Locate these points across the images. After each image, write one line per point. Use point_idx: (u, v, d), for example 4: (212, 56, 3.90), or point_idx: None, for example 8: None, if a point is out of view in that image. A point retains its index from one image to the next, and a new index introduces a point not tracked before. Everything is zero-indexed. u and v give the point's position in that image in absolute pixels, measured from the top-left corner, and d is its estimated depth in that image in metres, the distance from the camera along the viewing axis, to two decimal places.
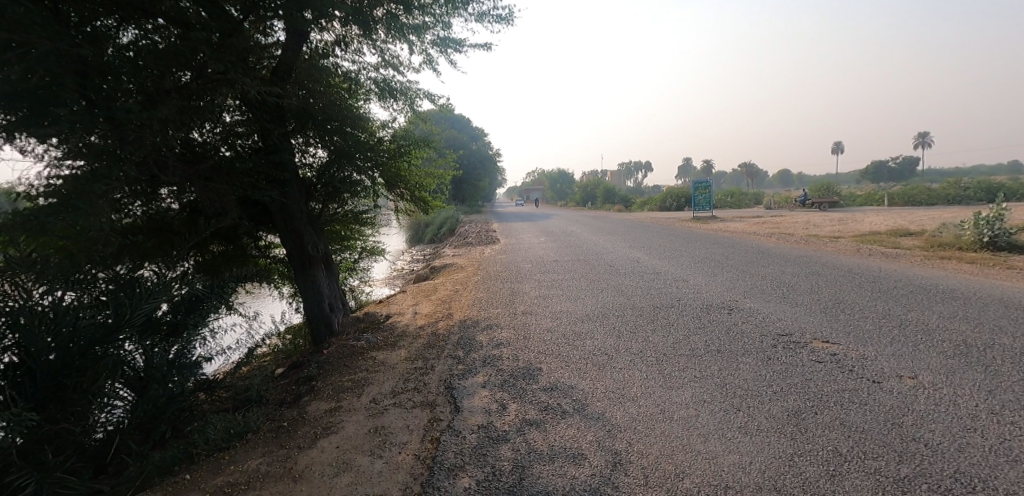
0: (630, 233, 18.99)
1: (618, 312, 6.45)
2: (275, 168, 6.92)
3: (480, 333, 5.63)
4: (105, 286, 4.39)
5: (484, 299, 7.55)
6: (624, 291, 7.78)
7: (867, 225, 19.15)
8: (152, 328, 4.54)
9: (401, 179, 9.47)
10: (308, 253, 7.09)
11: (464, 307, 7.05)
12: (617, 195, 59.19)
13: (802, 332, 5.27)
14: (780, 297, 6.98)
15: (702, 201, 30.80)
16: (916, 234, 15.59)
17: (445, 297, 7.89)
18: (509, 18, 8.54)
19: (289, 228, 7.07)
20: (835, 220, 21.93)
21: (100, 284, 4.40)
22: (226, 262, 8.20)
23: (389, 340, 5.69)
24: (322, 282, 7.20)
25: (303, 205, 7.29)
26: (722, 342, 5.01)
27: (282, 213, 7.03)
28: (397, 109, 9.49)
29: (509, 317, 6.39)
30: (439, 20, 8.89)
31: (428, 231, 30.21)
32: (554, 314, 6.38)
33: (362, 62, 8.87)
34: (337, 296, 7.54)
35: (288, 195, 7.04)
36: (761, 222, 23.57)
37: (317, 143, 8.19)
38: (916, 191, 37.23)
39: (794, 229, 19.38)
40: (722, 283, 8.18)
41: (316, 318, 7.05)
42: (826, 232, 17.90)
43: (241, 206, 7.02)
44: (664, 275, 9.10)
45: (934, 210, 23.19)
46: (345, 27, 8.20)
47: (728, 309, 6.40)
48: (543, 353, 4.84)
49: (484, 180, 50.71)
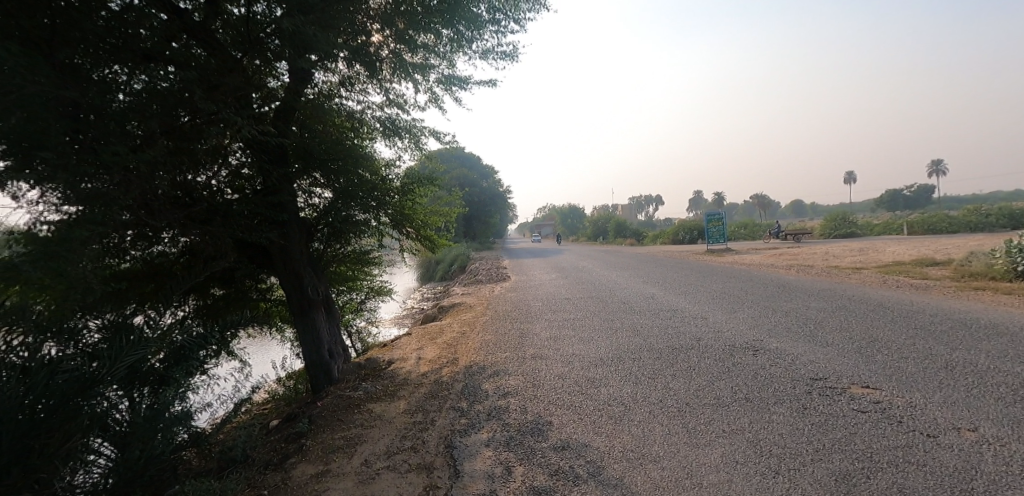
0: (643, 267, 18.55)
1: (635, 354, 6.03)
2: (276, 210, 6.77)
3: (486, 381, 5.23)
4: (94, 336, 4.13)
5: (492, 342, 7.17)
6: (640, 331, 7.36)
7: (890, 255, 18.51)
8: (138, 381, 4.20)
9: (406, 217, 9.24)
10: (308, 297, 6.80)
11: (470, 351, 6.68)
12: (629, 229, 58.93)
13: (838, 377, 4.81)
14: (809, 336, 6.51)
15: (716, 233, 30.36)
16: (943, 263, 15.00)
17: (452, 340, 7.53)
18: (515, 55, 8.49)
19: (288, 270, 6.82)
20: (855, 250, 21.32)
21: (91, 335, 4.10)
22: (225, 307, 7.93)
23: (389, 389, 5.32)
24: (321, 327, 6.88)
25: (303, 246, 7.06)
26: (751, 389, 4.57)
27: (282, 256, 6.80)
28: (403, 148, 9.39)
29: (517, 361, 5.99)
30: (444, 59, 8.86)
31: (439, 268, 30.00)
32: (565, 358, 5.98)
33: (368, 102, 8.81)
34: (337, 342, 7.20)
35: (288, 236, 6.83)
36: (778, 253, 23.00)
37: (322, 183, 8.04)
38: (936, 219, 36.42)
39: (813, 261, 18.81)
40: (744, 320, 7.72)
41: (315, 366, 6.68)
42: (847, 263, 17.33)
43: (239, 249, 6.81)
44: (681, 312, 8.66)
45: (958, 238, 22.46)
46: (350, 68, 8.18)
47: (754, 351, 5.94)
48: (553, 404, 4.44)
49: (494, 216, 50.82)
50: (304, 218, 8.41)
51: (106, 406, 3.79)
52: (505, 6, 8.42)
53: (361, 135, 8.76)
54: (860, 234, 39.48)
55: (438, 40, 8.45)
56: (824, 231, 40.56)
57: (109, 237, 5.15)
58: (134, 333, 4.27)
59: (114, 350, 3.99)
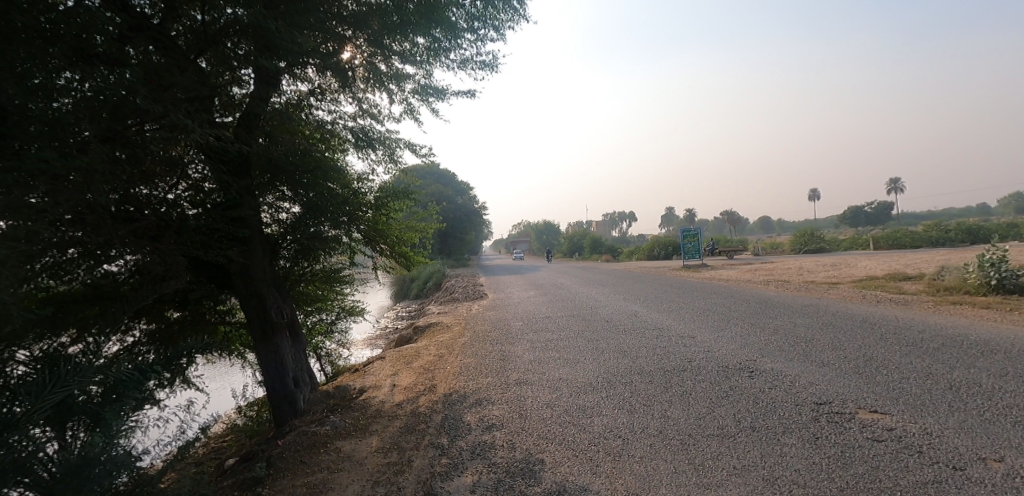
0: (622, 284, 18.37)
1: (625, 378, 5.66)
2: (236, 226, 6.23)
3: (467, 412, 4.79)
4: (18, 371, 3.53)
5: (471, 366, 6.72)
6: (627, 352, 7.02)
7: (862, 269, 18.74)
8: (81, 413, 3.50)
9: (379, 233, 8.77)
10: (271, 320, 6.18)
11: (449, 377, 6.21)
12: (604, 245, 59.25)
13: (843, 401, 4.55)
14: (803, 356, 6.26)
15: (693, 249, 30.55)
16: (916, 277, 15.19)
17: (429, 364, 7.03)
18: (494, 65, 8.21)
19: (249, 291, 6.24)
20: (828, 265, 21.59)
21: (12, 373, 3.49)
22: (181, 332, 7.30)
23: (360, 424, 4.81)
24: (286, 353, 6.25)
25: (267, 265, 6.51)
26: (755, 417, 4.24)
27: (243, 276, 6.24)
28: (377, 160, 8.95)
29: (501, 387, 5.57)
30: (421, 68, 8.53)
31: (414, 285, 29.35)
32: (552, 384, 5.58)
33: (340, 111, 8.39)
34: (304, 370, 6.55)
35: (249, 254, 6.29)
36: (753, 269, 23.16)
37: (290, 196, 7.55)
38: (900, 234, 37.51)
39: (789, 276, 18.91)
40: (733, 339, 7.46)
41: (278, 396, 6.04)
42: (823, 278, 17.46)
43: (195, 268, 6.22)
44: (667, 331, 8.37)
45: (925, 253, 22.95)
46: (322, 76, 7.77)
47: (750, 373, 5.64)
48: (544, 438, 4.03)
49: (469, 233, 50.42)
50: (269, 234, 7.87)
51: (30, 446, 3.14)
52: (483, 14, 8.17)
53: (332, 146, 8.31)
54: (829, 249, 40.37)
55: (414, 49, 8.11)
56: (794, 247, 41.35)
57: (40, 256, 4.54)
58: (68, 364, 3.64)
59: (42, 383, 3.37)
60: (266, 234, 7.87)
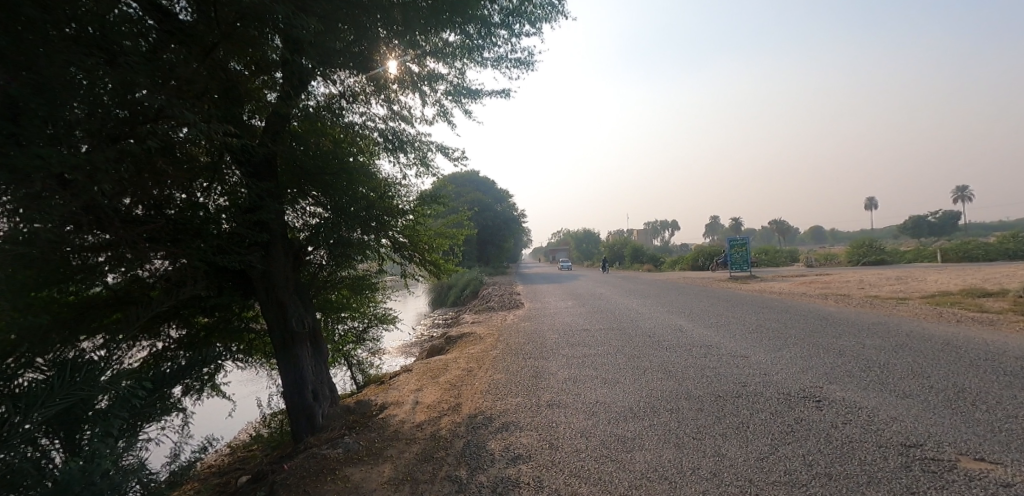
0: (665, 295, 17.55)
1: (671, 404, 5.06)
2: (259, 229, 5.97)
3: (492, 438, 4.30)
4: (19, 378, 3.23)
5: (501, 383, 6.23)
6: (672, 372, 6.39)
7: (933, 284, 17.20)
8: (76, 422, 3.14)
9: (408, 240, 8.44)
10: (292, 330, 5.87)
11: (475, 395, 5.74)
12: (645, 254, 57.84)
13: (938, 445, 3.81)
14: (878, 384, 5.48)
15: (739, 259, 29.22)
16: (996, 294, 13.76)
17: (456, 380, 6.58)
18: (530, 63, 7.80)
19: (270, 298, 5.97)
20: (891, 278, 20.05)
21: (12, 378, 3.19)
22: (206, 340, 7.14)
23: (375, 448, 4.38)
24: (307, 364, 5.90)
25: (289, 271, 6.23)
26: (830, 462, 3.57)
27: (264, 281, 5.97)
28: (408, 163, 8.65)
29: (531, 410, 5.06)
30: (454, 68, 8.21)
31: (451, 293, 29.26)
32: (588, 407, 5.04)
33: (371, 114, 8.16)
34: (325, 382, 6.17)
35: (270, 259, 6.01)
36: (807, 281, 21.83)
37: (318, 201, 7.31)
38: (971, 246, 34.75)
39: (849, 289, 17.61)
40: (792, 361, 6.70)
41: (298, 411, 5.68)
42: (887, 292, 16.13)
43: (213, 274, 5.96)
44: (716, 349, 7.66)
45: (1003, 267, 20.98)
46: (352, 76, 7.54)
47: (817, 403, 4.93)
48: (577, 475, 3.49)
49: (508, 241, 50.24)
50: (297, 240, 7.65)
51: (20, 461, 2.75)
52: (519, 10, 7.78)
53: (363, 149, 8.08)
54: (890, 261, 37.86)
55: (447, 47, 7.79)
56: (850, 258, 39.05)
57: (47, 263, 4.32)
58: (76, 368, 3.30)
59: (45, 386, 3.04)
60: (294, 240, 7.66)
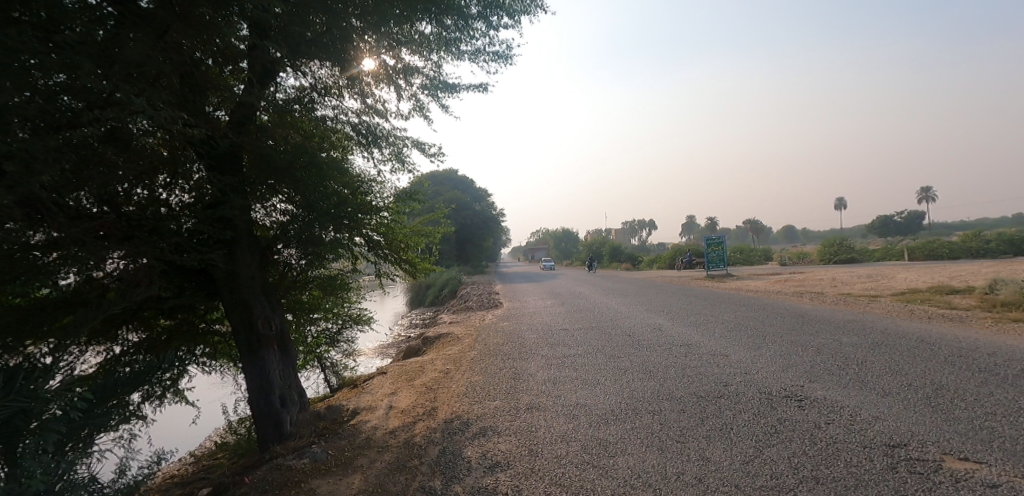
0: (644, 294, 17.58)
1: (653, 405, 4.94)
2: (222, 226, 5.63)
3: (469, 445, 4.11)
4: None
5: (478, 385, 6.04)
6: (653, 372, 6.29)
7: (903, 281, 17.59)
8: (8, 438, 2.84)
9: (383, 238, 8.17)
10: (258, 332, 5.55)
11: (452, 398, 5.53)
12: (623, 253, 58.24)
13: (922, 445, 3.76)
14: (858, 382, 5.46)
15: (716, 258, 29.55)
16: (964, 291, 14.11)
17: (432, 382, 6.36)
18: (509, 57, 7.63)
19: (235, 299, 5.63)
20: (863, 276, 20.48)
21: None
22: (166, 344, 6.76)
23: (344, 457, 4.14)
24: (274, 369, 5.60)
25: (256, 270, 5.91)
26: (816, 464, 3.48)
27: (228, 281, 5.64)
28: (383, 159, 8.39)
29: (509, 414, 4.89)
30: (431, 61, 7.99)
31: (429, 292, 28.92)
32: (569, 410, 4.88)
33: (344, 108, 7.88)
34: (294, 387, 5.87)
35: (235, 258, 5.69)
36: (782, 279, 22.14)
37: (289, 198, 6.99)
38: (936, 244, 35.83)
39: (822, 287, 17.89)
40: (772, 359, 6.67)
41: (265, 417, 5.38)
42: (859, 290, 16.43)
43: (173, 274, 5.62)
44: (696, 348, 7.60)
45: (967, 265, 21.60)
46: (324, 68, 7.27)
47: (799, 403, 4.86)
48: (558, 483, 3.33)
49: (487, 240, 49.99)
50: (264, 238, 7.31)
51: None
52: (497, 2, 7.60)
53: (335, 144, 7.81)
54: (860, 259, 38.80)
55: (423, 39, 7.57)
56: (822, 257, 39.90)
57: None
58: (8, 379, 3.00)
59: None
60: (262, 238, 7.32)
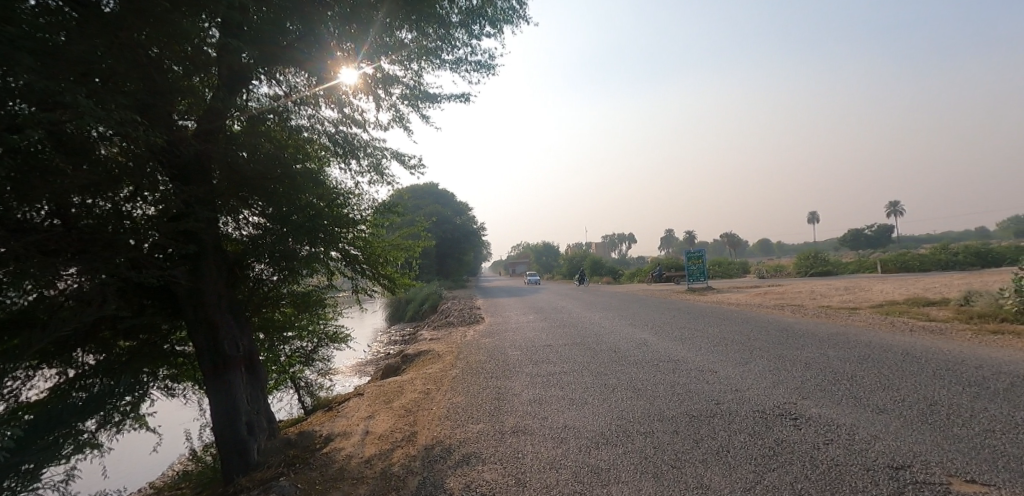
0: (626, 308, 17.47)
1: (645, 427, 4.73)
2: (185, 240, 5.27)
3: (452, 474, 3.82)
4: None
5: (461, 407, 5.74)
6: (642, 390, 6.08)
7: (880, 294, 17.82)
8: None
9: (360, 252, 7.85)
10: (223, 354, 5.18)
11: (433, 422, 5.22)
12: (603, 267, 58.43)
13: (927, 466, 3.60)
14: (851, 399, 5.33)
15: (696, 271, 29.71)
16: (940, 303, 14.31)
17: (411, 404, 6.04)
18: (491, 66, 7.48)
19: (199, 318, 5.26)
20: (841, 288, 20.73)
21: None
22: (125, 367, 6.31)
23: (316, 491, 3.81)
24: (241, 393, 5.23)
25: (223, 287, 5.54)
26: (822, 489, 3.29)
27: (192, 299, 5.26)
28: (361, 171, 8.12)
29: (495, 438, 4.62)
30: (411, 71, 7.81)
31: (409, 308, 28.42)
32: (557, 433, 4.63)
33: (320, 117, 7.59)
34: (262, 412, 5.49)
35: (200, 274, 5.33)
36: (762, 292, 22.31)
37: (261, 210, 6.64)
38: (908, 257, 36.69)
39: (803, 300, 18.02)
40: (762, 375, 6.52)
41: (230, 446, 5.00)
42: (838, 302, 16.57)
43: (129, 292, 5.21)
44: (684, 364, 7.43)
45: (940, 277, 22.05)
46: (300, 77, 7.01)
47: (795, 422, 4.70)
48: None
49: (467, 254, 49.64)
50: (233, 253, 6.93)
51: None
52: (479, 11, 7.47)
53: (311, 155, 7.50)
54: (835, 272, 39.50)
55: (403, 48, 7.38)
56: (799, 269, 40.52)
57: None
58: None
59: None
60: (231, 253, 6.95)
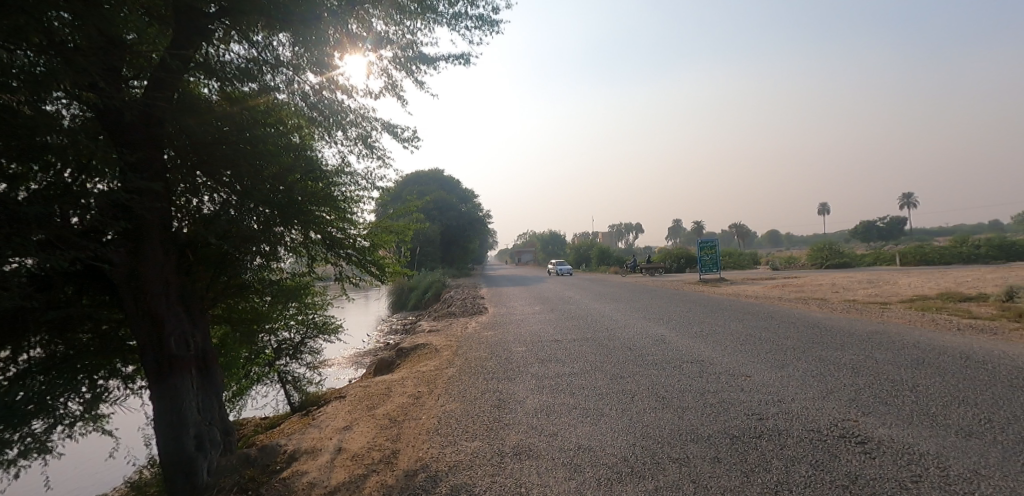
0: (638, 299, 16.56)
1: (677, 451, 3.85)
2: (122, 216, 4.40)
3: None
4: None
5: (454, 416, 4.89)
6: (667, 400, 5.20)
7: (907, 288, 16.79)
8: None
9: (347, 235, 6.98)
10: (169, 353, 4.35)
11: (418, 437, 4.36)
12: (611, 257, 57.45)
13: None
14: (925, 416, 4.43)
15: (708, 262, 28.68)
16: (977, 298, 13.31)
17: (397, 412, 5.19)
18: (493, 21, 6.59)
19: (140, 310, 4.41)
20: (864, 281, 19.69)
21: None
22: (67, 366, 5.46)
23: None
24: (189, 401, 4.39)
25: (171, 273, 4.68)
26: None
27: (132, 287, 4.40)
28: (347, 144, 7.23)
29: (493, 461, 3.76)
30: (402, 28, 6.93)
31: (412, 296, 27.61)
32: (569, 458, 3.76)
33: (302, 82, 6.66)
34: (214, 423, 4.68)
35: (142, 257, 4.46)
36: (779, 284, 21.34)
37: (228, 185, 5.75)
38: (927, 249, 35.46)
39: (825, 293, 17.04)
40: (805, 383, 5.62)
41: (173, 465, 4.17)
42: (865, 296, 15.58)
43: (50, 276, 4.34)
44: (711, 367, 6.52)
45: (967, 271, 20.91)
46: (274, 32, 6.11)
47: (865, 449, 3.80)
48: None
49: (472, 242, 48.75)
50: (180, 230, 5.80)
51: None
52: None
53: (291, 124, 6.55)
54: (851, 264, 38.33)
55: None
56: (814, 260, 39.29)
57: None
58: None
59: None
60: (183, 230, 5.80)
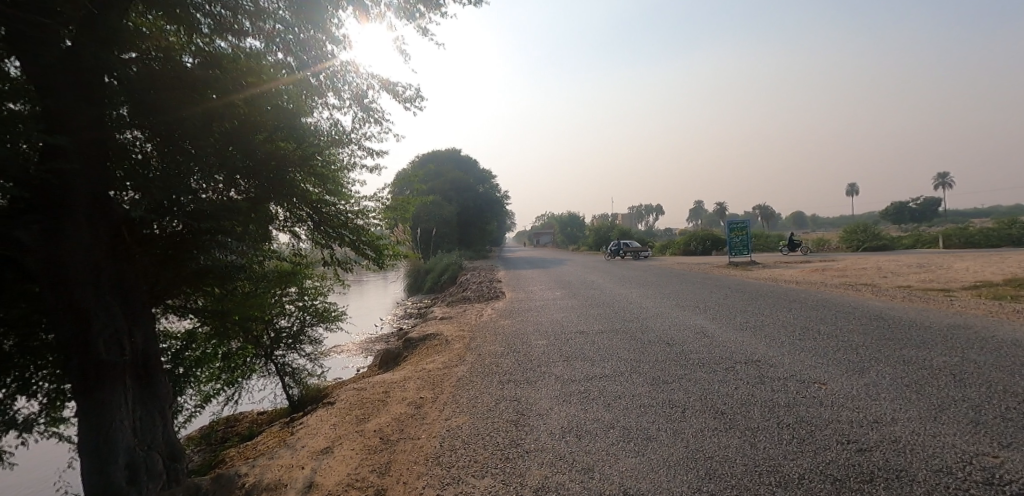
0: (668, 285, 15.39)
1: None
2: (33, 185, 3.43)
3: None
4: None
5: (460, 436, 3.89)
6: (728, 416, 4.14)
7: (965, 273, 15.29)
8: None
9: (338, 212, 5.94)
10: (97, 361, 3.54)
11: (412, 470, 3.37)
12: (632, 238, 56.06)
13: None
14: None
15: (738, 244, 27.12)
16: None
17: (388, 427, 4.23)
18: None
19: (60, 305, 3.53)
20: (913, 265, 18.16)
21: None
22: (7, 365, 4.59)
23: None
24: (120, 421, 3.63)
25: (104, 258, 3.77)
26: None
27: (49, 275, 3.49)
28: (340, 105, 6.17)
29: None
30: None
31: (428, 279, 26.78)
32: None
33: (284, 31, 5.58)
34: (155, 447, 3.92)
35: (64, 237, 3.53)
36: (818, 268, 19.89)
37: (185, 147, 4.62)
38: (972, 231, 33.34)
39: (873, 278, 15.63)
40: (900, 396, 4.48)
41: None
42: (920, 282, 14.15)
43: None
44: (773, 371, 5.40)
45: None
46: None
47: None
48: None
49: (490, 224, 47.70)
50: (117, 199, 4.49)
51: None
52: None
53: (298, 95, 5.53)
54: (888, 246, 36.38)
55: None
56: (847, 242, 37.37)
57: None
58: None
59: None
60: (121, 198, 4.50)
